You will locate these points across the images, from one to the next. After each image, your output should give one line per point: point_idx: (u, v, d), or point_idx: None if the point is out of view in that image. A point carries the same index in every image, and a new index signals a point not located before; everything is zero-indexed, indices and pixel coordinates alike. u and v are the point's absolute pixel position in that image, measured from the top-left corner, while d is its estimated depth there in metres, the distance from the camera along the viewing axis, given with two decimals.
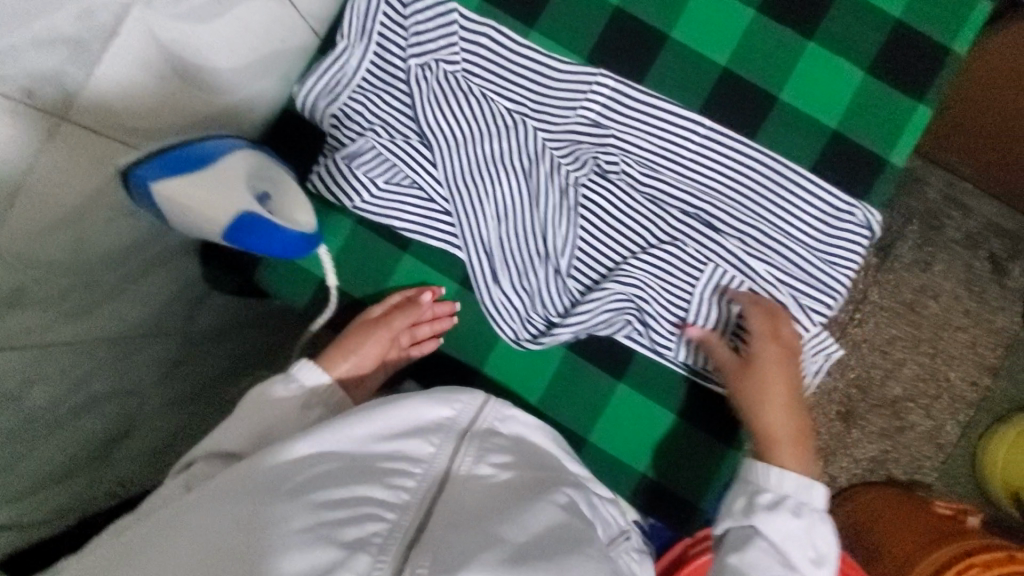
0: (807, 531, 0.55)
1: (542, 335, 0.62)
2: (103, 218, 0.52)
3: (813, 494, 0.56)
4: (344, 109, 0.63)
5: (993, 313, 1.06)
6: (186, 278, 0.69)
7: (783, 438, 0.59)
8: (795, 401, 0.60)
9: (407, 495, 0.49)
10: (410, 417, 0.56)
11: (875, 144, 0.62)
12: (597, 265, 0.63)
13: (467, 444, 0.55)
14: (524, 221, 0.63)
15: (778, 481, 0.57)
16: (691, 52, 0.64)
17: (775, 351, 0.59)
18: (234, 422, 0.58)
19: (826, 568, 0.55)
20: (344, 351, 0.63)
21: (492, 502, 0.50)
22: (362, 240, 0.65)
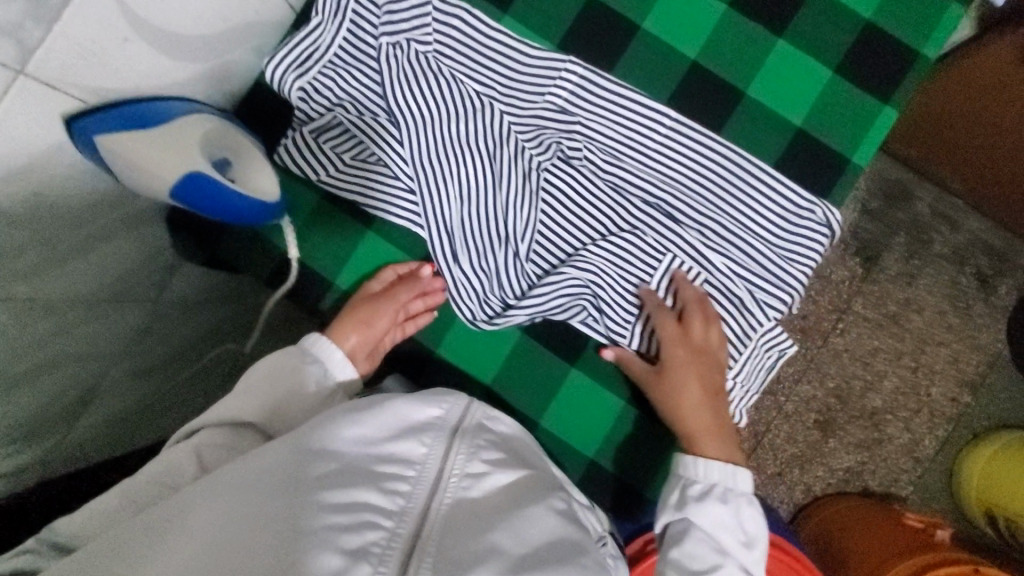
0: (736, 519, 0.56)
1: (497, 316, 0.63)
2: (59, 172, 0.52)
3: (738, 480, 0.58)
4: (313, 83, 0.64)
5: (978, 331, 1.12)
6: (155, 245, 0.70)
7: (704, 430, 0.60)
8: (715, 394, 0.61)
9: (403, 501, 0.45)
10: (396, 416, 0.52)
11: (838, 143, 0.63)
12: (556, 251, 0.63)
13: (459, 443, 0.51)
14: (486, 204, 0.63)
15: (704, 472, 0.58)
16: (662, 44, 0.64)
17: (690, 348, 0.60)
18: (241, 394, 0.58)
19: (757, 550, 0.56)
20: (348, 329, 0.63)
21: (493, 513, 0.47)
22: (325, 214, 0.65)
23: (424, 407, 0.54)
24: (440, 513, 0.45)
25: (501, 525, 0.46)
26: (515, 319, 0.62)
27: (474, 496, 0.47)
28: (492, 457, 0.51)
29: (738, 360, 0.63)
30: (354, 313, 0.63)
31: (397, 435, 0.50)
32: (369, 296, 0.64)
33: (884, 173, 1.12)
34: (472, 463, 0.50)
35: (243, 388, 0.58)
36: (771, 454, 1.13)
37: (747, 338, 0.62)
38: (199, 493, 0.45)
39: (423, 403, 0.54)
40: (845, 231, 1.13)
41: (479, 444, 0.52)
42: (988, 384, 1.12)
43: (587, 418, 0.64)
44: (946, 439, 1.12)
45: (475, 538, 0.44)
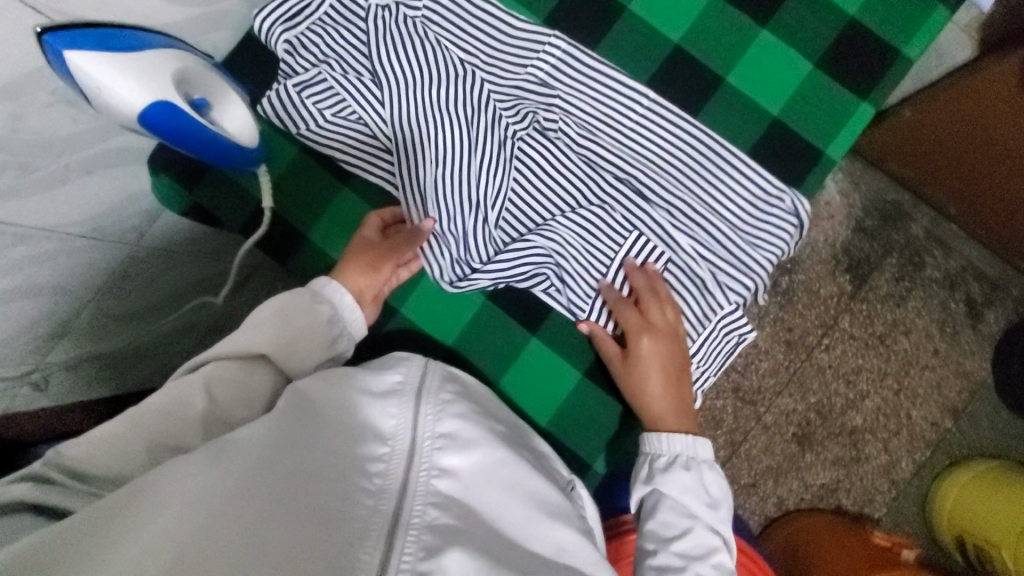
0: (700, 486, 0.57)
1: (463, 279, 0.64)
2: (43, 102, 0.52)
3: (698, 449, 0.59)
4: (300, 38, 0.65)
5: (964, 357, 1.11)
6: (134, 188, 0.70)
7: (664, 407, 0.61)
8: (677, 372, 0.62)
9: (380, 480, 0.47)
10: (365, 386, 0.55)
11: (811, 136, 0.64)
12: (527, 222, 0.65)
13: (423, 405, 0.54)
14: (460, 169, 0.63)
15: (666, 446, 0.59)
16: (648, 26, 0.65)
17: (654, 327, 0.62)
18: (255, 328, 0.58)
19: (722, 511, 0.57)
20: (353, 276, 0.62)
21: (471, 483, 0.50)
22: (305, 168, 0.68)
23: (387, 373, 0.57)
24: (422, 485, 0.47)
25: (482, 499, 0.50)
26: (480, 283, 0.64)
27: (449, 464, 0.50)
28: (458, 427, 0.54)
29: (695, 341, 0.64)
30: (357, 262, 0.62)
31: (368, 398, 0.54)
32: (371, 247, 0.63)
33: (879, 193, 1.12)
34: (440, 425, 0.53)
35: (253, 325, 0.58)
36: (747, 465, 1.12)
37: (706, 320, 0.64)
38: (177, 468, 0.44)
39: (384, 369, 0.58)
40: (836, 246, 1.12)
41: (443, 403, 0.55)
42: (971, 411, 1.11)
43: (544, 386, 0.65)
44: (923, 464, 1.11)
45: (463, 517, 0.47)
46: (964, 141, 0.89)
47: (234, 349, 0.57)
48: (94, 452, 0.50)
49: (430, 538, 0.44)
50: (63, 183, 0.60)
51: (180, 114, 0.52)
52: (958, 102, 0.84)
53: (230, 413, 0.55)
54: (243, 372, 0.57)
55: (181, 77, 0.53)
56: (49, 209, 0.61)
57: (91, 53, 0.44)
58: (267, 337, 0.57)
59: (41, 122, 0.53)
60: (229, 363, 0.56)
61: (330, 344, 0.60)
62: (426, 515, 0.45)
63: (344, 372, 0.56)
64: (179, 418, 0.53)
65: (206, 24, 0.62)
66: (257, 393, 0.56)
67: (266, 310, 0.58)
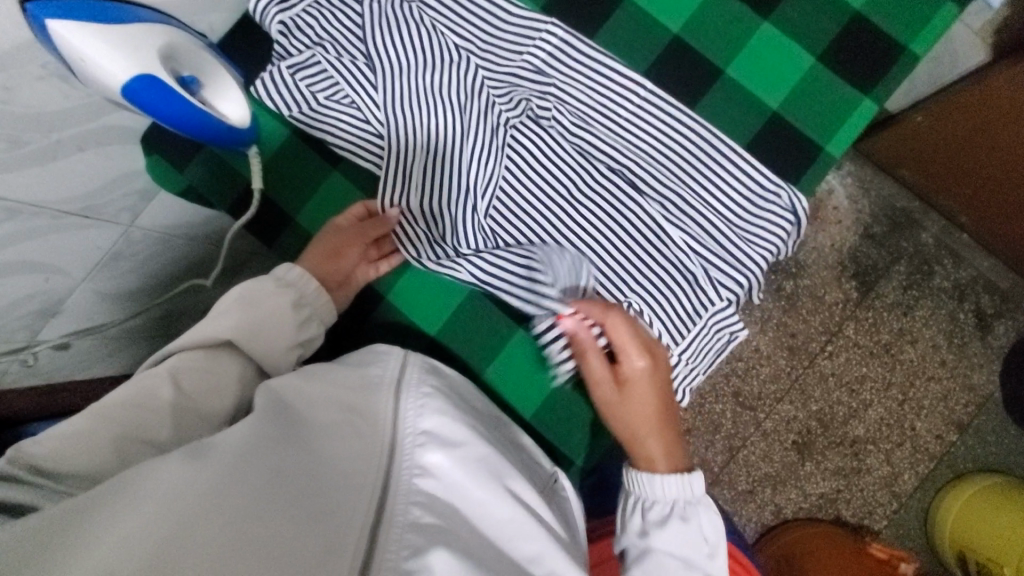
0: (698, 534, 0.55)
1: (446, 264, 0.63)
2: (34, 76, 0.52)
3: (693, 489, 0.57)
4: (295, 20, 0.64)
5: (972, 370, 1.08)
6: (127, 168, 0.70)
7: (655, 446, 0.59)
8: (664, 401, 0.60)
9: (360, 477, 0.46)
10: (348, 378, 0.55)
11: (812, 131, 0.62)
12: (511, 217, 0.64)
13: (404, 399, 0.54)
14: (448, 162, 0.62)
15: (660, 490, 0.57)
16: (646, 16, 0.64)
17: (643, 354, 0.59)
18: (218, 315, 0.57)
19: (720, 558, 0.55)
20: (321, 260, 0.62)
21: (454, 481, 0.51)
22: (296, 152, 0.67)
23: (365, 367, 0.57)
24: (405, 483, 0.47)
25: (465, 499, 0.50)
26: (460, 268, 0.63)
27: (431, 460, 0.50)
28: (439, 423, 0.53)
29: (684, 338, 0.62)
30: (328, 246, 0.62)
31: (345, 390, 0.54)
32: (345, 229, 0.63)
33: (889, 199, 1.09)
34: (421, 421, 0.53)
35: (218, 313, 0.57)
36: (744, 471, 1.10)
37: (696, 316, 0.62)
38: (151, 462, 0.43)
39: (363, 364, 0.57)
40: (842, 252, 1.10)
41: (424, 398, 0.55)
42: (977, 426, 1.08)
43: (526, 377, 0.65)
44: (927, 477, 1.08)
45: (446, 516, 0.47)
46: (970, 147, 0.87)
47: (201, 336, 0.56)
48: (62, 447, 0.47)
49: (414, 537, 0.43)
50: (54, 159, 0.60)
51: (166, 90, 0.52)
52: (966, 110, 0.83)
53: (201, 402, 0.54)
54: (208, 359, 0.56)
55: (171, 54, 0.53)
56: (39, 183, 0.61)
57: (75, 23, 0.45)
58: (231, 322, 0.56)
59: (31, 94, 0.53)
60: (192, 350, 0.56)
61: (299, 328, 0.59)
62: (410, 513, 0.45)
63: (320, 369, 0.56)
64: (144, 408, 0.51)
65: (201, 4, 0.62)
66: (224, 381, 0.56)
67: (232, 297, 0.58)
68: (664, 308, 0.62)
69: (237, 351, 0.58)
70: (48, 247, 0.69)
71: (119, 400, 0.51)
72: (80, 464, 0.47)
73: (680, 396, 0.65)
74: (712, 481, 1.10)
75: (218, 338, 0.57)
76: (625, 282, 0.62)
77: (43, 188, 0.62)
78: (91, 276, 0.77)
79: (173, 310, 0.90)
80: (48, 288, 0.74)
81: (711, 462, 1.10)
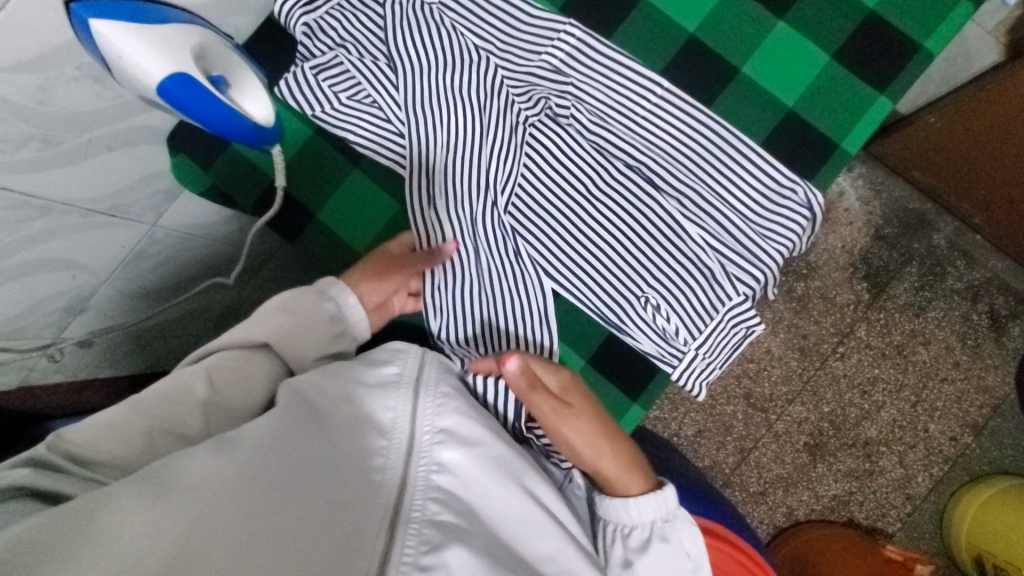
0: (679, 552, 0.57)
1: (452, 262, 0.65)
2: (69, 77, 0.54)
3: (666, 504, 0.57)
4: (319, 21, 0.66)
5: (986, 371, 1.08)
6: (154, 169, 0.72)
7: (616, 468, 0.59)
8: (600, 424, 0.59)
9: (379, 474, 0.47)
10: (362, 375, 0.54)
11: (827, 128, 0.63)
12: (512, 264, 0.65)
13: (422, 397, 0.54)
14: (455, 209, 0.64)
15: (638, 515, 0.57)
16: (663, 16, 0.65)
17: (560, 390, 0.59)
18: (259, 319, 0.58)
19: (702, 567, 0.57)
20: (373, 289, 0.63)
21: (472, 481, 0.50)
22: (319, 151, 0.69)
23: (382, 366, 0.56)
24: (421, 480, 0.48)
25: (486, 501, 0.50)
26: (472, 265, 0.65)
27: (449, 459, 0.50)
28: (457, 422, 0.53)
29: (701, 332, 0.63)
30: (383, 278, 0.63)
31: (363, 390, 0.53)
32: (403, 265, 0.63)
33: (901, 201, 1.09)
34: (440, 420, 0.53)
35: (261, 314, 0.59)
36: (756, 473, 1.10)
37: (713, 311, 0.63)
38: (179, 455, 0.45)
39: (380, 362, 0.56)
40: (854, 253, 1.10)
41: (443, 397, 0.55)
42: (993, 427, 1.07)
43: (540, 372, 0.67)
44: (940, 479, 1.08)
45: (465, 514, 0.47)
46: (973, 144, 0.88)
47: (238, 337, 0.57)
48: (96, 436, 0.51)
49: (431, 532, 0.44)
50: (85, 159, 0.62)
51: (197, 88, 0.53)
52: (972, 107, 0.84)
53: (228, 397, 0.55)
54: (244, 359, 0.57)
55: (202, 54, 0.55)
56: (71, 183, 0.63)
57: (115, 21, 0.46)
58: (272, 327, 0.58)
59: (66, 94, 0.55)
60: (229, 350, 0.57)
61: (336, 339, 0.60)
62: (427, 509, 0.46)
63: (338, 367, 0.55)
64: (177, 403, 0.53)
65: (228, 7, 0.63)
66: (253, 376, 0.56)
67: (274, 304, 0.59)
68: (680, 302, 0.63)
69: (274, 355, 0.59)
70: (76, 247, 0.70)
71: (155, 392, 0.53)
72: (109, 454, 0.50)
73: (697, 390, 0.65)
74: (723, 483, 1.10)
75: (242, 333, 0.58)
76: (642, 277, 0.64)
77: (74, 188, 0.64)
78: (114, 274, 0.78)
79: (192, 310, 0.92)
80: (74, 286, 0.75)
81: (722, 464, 1.10)
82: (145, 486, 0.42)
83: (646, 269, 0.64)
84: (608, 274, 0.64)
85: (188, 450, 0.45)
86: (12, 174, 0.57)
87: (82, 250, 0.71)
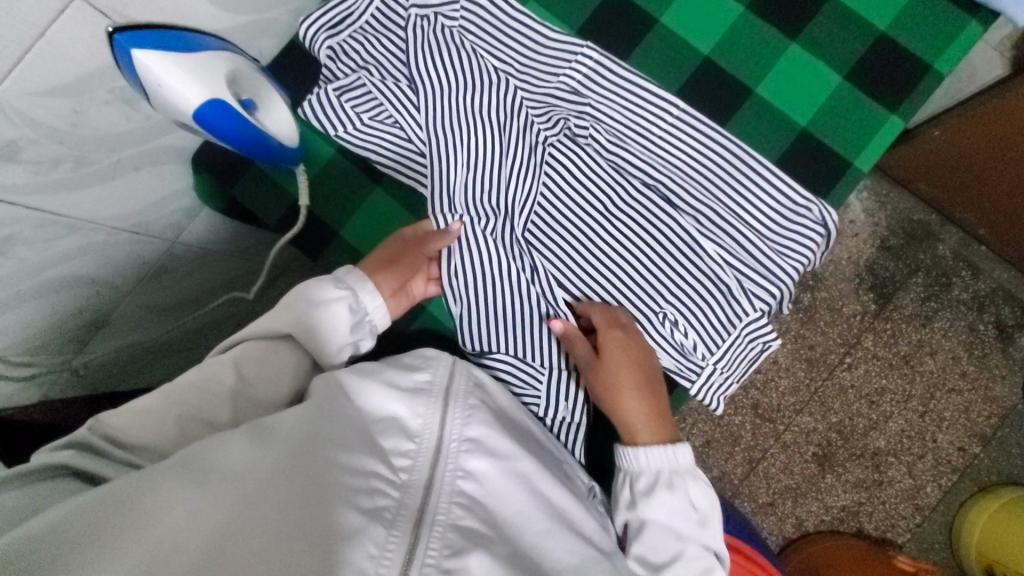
0: (686, 502, 0.58)
1: (469, 277, 0.65)
2: (102, 98, 0.55)
3: (677, 458, 0.59)
4: (342, 45, 0.68)
5: (993, 381, 1.08)
6: (179, 187, 0.74)
7: (639, 414, 0.61)
8: (638, 377, 0.61)
9: (406, 475, 0.48)
10: (391, 382, 0.55)
11: (839, 147, 0.64)
12: (538, 290, 0.66)
13: (451, 409, 0.55)
14: (474, 236, 0.65)
15: (647, 461, 0.59)
16: (677, 38, 0.67)
17: (608, 331, 0.62)
18: (281, 309, 0.61)
19: (709, 527, 0.58)
20: (392, 279, 0.64)
21: (496, 488, 0.51)
22: (341, 169, 0.71)
23: (413, 372, 0.57)
24: (448, 483, 0.49)
25: (509, 508, 0.50)
26: (490, 279, 0.65)
27: (475, 467, 0.51)
28: (485, 434, 0.54)
29: (719, 347, 0.64)
30: (401, 265, 0.64)
31: (393, 394, 0.54)
32: (420, 249, 0.64)
33: (905, 213, 1.10)
34: (468, 429, 0.54)
35: (279, 308, 0.61)
36: (765, 484, 1.10)
37: (729, 327, 0.64)
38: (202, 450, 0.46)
39: (411, 367, 0.58)
40: (859, 264, 1.11)
41: (471, 409, 0.56)
42: (1001, 438, 1.08)
43: None
44: (949, 490, 1.08)
45: (488, 521, 0.48)
46: (978, 156, 0.90)
47: (262, 328, 0.61)
48: (130, 422, 0.54)
49: (454, 537, 0.45)
50: (114, 178, 0.64)
51: (230, 113, 0.55)
52: (977, 117, 0.85)
53: (251, 390, 0.58)
54: (268, 350, 0.60)
55: (233, 78, 0.57)
56: (100, 202, 0.65)
57: (155, 51, 0.48)
58: (290, 319, 0.60)
59: (99, 117, 0.57)
60: (253, 341, 0.61)
61: (353, 330, 0.61)
62: (451, 513, 0.47)
63: (370, 367, 0.57)
64: (208, 395, 0.57)
65: (254, 30, 0.65)
66: (282, 371, 0.60)
67: (292, 294, 0.61)
68: (699, 318, 0.64)
69: (297, 346, 0.61)
70: (102, 262, 0.71)
71: (190, 380, 0.57)
72: (139, 441, 0.54)
73: (714, 405, 0.66)
74: (733, 493, 1.11)
75: (265, 338, 0.61)
76: (660, 293, 0.65)
77: (103, 206, 0.65)
78: (136, 290, 0.79)
79: (209, 322, 0.93)
80: (98, 302, 0.75)
81: (731, 475, 1.10)
82: (187, 474, 0.44)
83: (665, 286, 0.65)
84: (625, 291, 0.66)
85: (224, 434, 0.48)
86: (49, 194, 0.58)
87: (110, 269, 0.73)
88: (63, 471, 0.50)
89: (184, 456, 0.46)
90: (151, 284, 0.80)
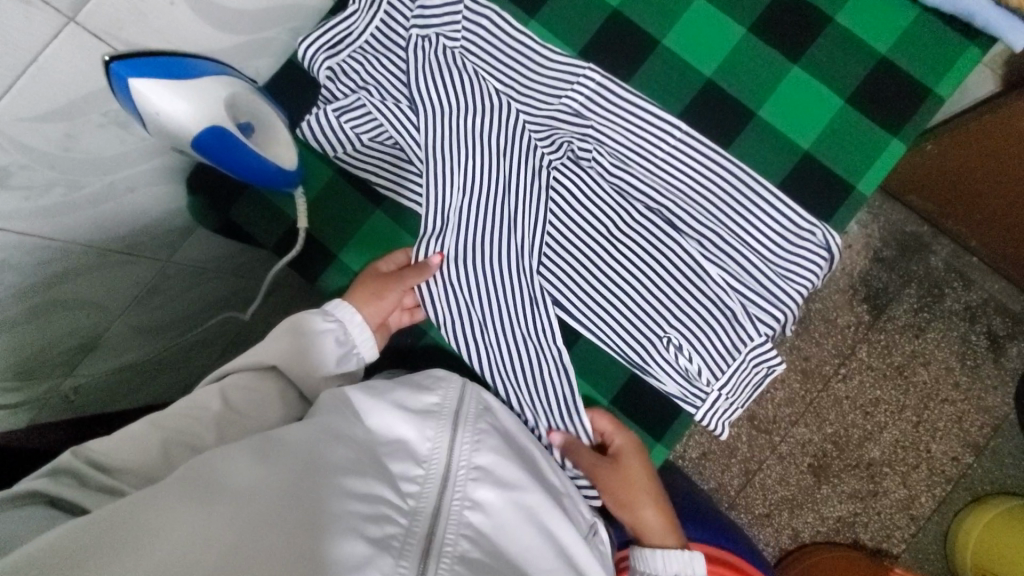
0: None
1: (467, 299, 0.65)
2: (95, 122, 0.54)
3: (694, 565, 0.61)
4: (342, 65, 0.67)
5: (985, 392, 1.09)
6: (173, 208, 0.72)
7: (654, 518, 0.64)
8: (654, 483, 0.64)
9: (414, 501, 0.48)
10: (398, 404, 0.55)
11: (842, 170, 0.64)
12: (538, 316, 0.65)
13: (460, 432, 0.54)
14: (475, 262, 0.65)
15: (663, 565, 0.61)
16: (679, 60, 0.66)
17: (622, 439, 0.64)
18: (270, 340, 0.61)
19: None
20: (376, 308, 0.64)
21: (502, 519, 0.50)
22: (339, 189, 0.70)
23: (424, 393, 0.57)
24: (455, 514, 0.48)
25: (513, 537, 0.49)
26: (489, 304, 0.65)
27: (482, 496, 0.51)
28: (494, 461, 0.53)
29: (724, 372, 0.64)
30: (383, 296, 0.64)
31: (403, 416, 0.54)
32: (399, 281, 0.64)
33: (899, 224, 1.11)
34: (477, 455, 0.53)
35: (267, 339, 0.61)
36: (761, 495, 1.10)
37: (735, 351, 0.64)
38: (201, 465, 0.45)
39: (422, 388, 0.57)
40: (854, 276, 1.12)
41: (481, 433, 0.55)
42: (995, 447, 1.08)
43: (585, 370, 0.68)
44: (943, 499, 1.08)
45: (495, 554, 0.47)
46: (972, 172, 0.90)
47: (249, 360, 0.60)
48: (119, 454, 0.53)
49: (462, 569, 0.44)
50: (107, 201, 0.62)
51: (231, 141, 0.55)
52: (967, 135, 0.85)
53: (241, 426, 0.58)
54: (256, 380, 0.60)
55: (234, 103, 0.56)
56: (94, 225, 0.63)
57: (153, 80, 0.48)
58: (279, 350, 0.61)
59: (94, 140, 0.55)
60: (243, 371, 0.60)
61: (340, 360, 0.63)
62: (459, 545, 0.46)
63: (380, 387, 0.56)
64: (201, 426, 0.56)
65: (250, 49, 0.64)
66: (268, 399, 0.60)
67: (284, 325, 0.61)
68: (703, 342, 0.64)
69: (280, 376, 0.62)
70: (96, 285, 0.69)
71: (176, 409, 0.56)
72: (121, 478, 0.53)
73: (718, 429, 0.66)
74: (729, 505, 1.10)
75: (251, 371, 0.61)
76: (665, 317, 0.65)
77: (96, 228, 0.64)
78: (129, 312, 0.77)
79: (202, 339, 0.91)
80: (90, 324, 0.72)
81: (728, 487, 1.10)
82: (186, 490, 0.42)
83: (669, 311, 0.65)
84: (629, 318, 0.65)
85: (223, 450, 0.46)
86: (42, 219, 0.57)
87: (104, 292, 0.71)
88: (42, 496, 0.49)
89: (186, 470, 0.44)
90: (144, 305, 0.78)
